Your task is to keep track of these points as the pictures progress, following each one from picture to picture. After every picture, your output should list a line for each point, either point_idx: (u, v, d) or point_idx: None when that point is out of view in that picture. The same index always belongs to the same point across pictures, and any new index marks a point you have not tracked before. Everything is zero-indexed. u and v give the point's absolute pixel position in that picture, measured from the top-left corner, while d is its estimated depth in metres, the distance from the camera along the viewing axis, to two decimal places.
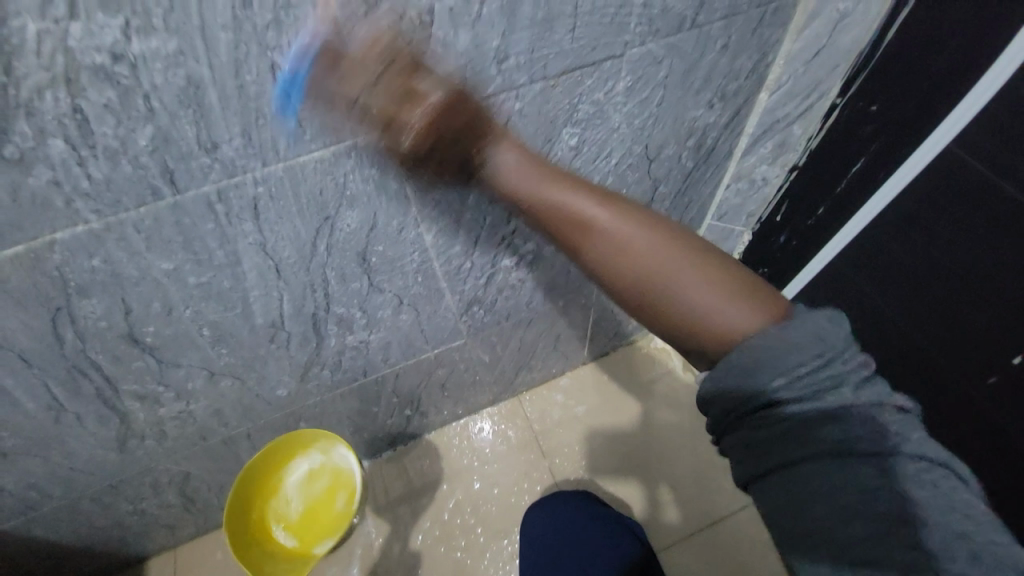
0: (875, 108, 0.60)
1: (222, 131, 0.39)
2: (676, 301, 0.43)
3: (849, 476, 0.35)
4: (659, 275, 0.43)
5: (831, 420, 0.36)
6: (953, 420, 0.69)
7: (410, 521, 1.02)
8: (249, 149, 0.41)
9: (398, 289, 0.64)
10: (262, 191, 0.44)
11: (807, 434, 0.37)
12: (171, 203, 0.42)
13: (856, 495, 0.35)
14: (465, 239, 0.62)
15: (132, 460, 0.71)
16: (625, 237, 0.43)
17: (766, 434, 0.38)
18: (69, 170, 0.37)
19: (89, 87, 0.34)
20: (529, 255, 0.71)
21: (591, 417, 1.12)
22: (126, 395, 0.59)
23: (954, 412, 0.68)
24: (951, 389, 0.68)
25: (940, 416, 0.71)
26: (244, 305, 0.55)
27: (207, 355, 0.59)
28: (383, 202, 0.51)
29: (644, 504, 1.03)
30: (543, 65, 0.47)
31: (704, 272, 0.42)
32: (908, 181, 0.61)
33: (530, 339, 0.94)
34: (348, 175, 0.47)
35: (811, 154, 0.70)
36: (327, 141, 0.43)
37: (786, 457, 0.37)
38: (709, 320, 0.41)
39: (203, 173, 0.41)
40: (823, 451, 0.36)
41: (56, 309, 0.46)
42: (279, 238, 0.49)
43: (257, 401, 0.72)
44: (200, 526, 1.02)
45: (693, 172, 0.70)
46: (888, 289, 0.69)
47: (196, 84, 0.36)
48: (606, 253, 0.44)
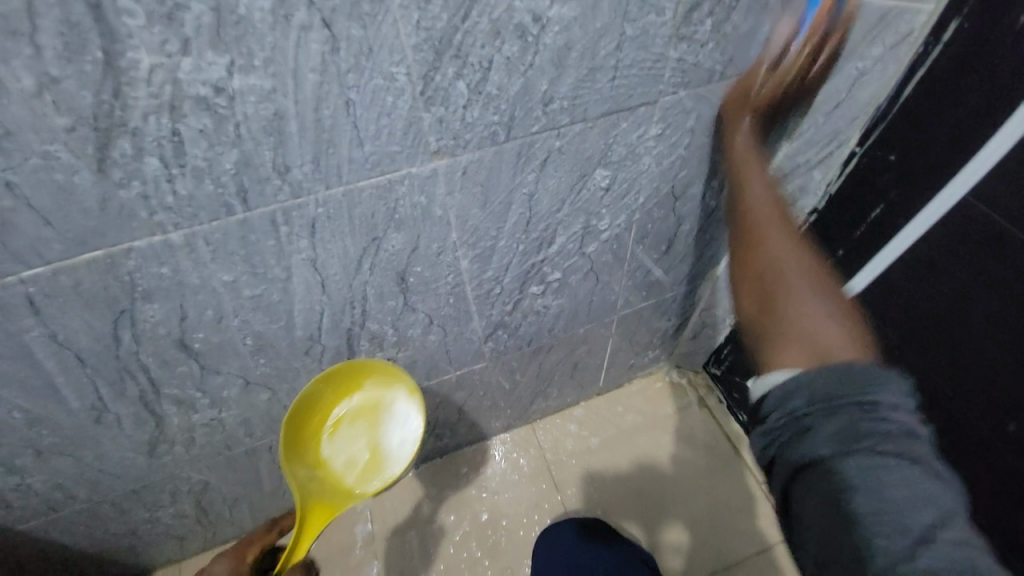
0: (893, 157, 0.64)
1: (295, 157, 0.43)
2: (809, 311, 0.56)
3: (859, 483, 0.40)
4: (784, 292, 0.58)
5: (861, 438, 0.41)
6: (980, 467, 0.67)
7: (417, 547, 1.01)
8: (316, 175, 0.45)
9: (430, 309, 0.67)
10: (322, 212, 0.48)
11: (832, 447, 0.42)
12: (239, 219, 0.46)
13: (884, 510, 0.39)
14: (497, 265, 0.65)
15: (158, 465, 0.72)
16: (781, 258, 0.60)
17: (799, 438, 0.44)
18: (157, 185, 0.41)
19: (189, 114, 0.38)
20: (555, 283, 0.74)
21: (605, 450, 1.11)
22: (166, 398, 0.61)
23: (980, 459, 0.67)
24: (976, 435, 0.66)
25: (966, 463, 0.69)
26: (287, 317, 0.58)
27: (247, 363, 0.61)
28: (427, 225, 0.55)
29: (656, 544, 1.01)
30: (584, 108, 0.51)
31: (822, 306, 0.56)
32: (924, 228, 0.62)
33: (548, 366, 0.96)
34: (399, 200, 0.51)
35: (830, 198, 0.74)
36: (385, 170, 0.47)
37: (810, 456, 0.43)
38: (822, 335, 0.52)
39: (273, 193, 0.45)
40: (841, 459, 0.41)
41: (120, 312, 0.49)
42: (329, 256, 0.53)
43: (285, 413, 0.74)
44: (209, 539, 1.02)
45: (715, 210, 0.74)
46: (907, 333, 0.69)
47: (280, 116, 0.40)
48: (761, 263, 0.62)
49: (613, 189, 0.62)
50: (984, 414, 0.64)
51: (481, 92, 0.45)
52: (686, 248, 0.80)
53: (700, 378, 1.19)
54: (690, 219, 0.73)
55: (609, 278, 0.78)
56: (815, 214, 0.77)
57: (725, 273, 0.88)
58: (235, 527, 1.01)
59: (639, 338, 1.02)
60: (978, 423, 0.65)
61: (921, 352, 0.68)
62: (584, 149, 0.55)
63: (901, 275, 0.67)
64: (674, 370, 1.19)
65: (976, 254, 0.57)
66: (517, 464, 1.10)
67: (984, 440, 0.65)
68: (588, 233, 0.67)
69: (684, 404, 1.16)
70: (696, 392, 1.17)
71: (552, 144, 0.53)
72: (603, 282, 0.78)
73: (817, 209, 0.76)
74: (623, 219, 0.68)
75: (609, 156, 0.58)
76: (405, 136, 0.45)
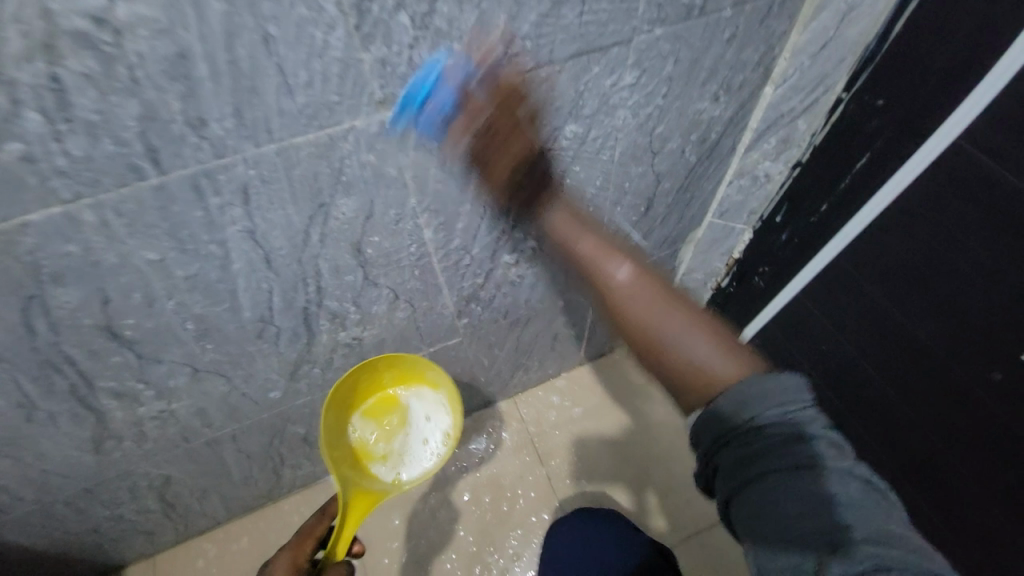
0: (882, 102, 0.60)
1: (212, 109, 0.37)
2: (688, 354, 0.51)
3: (811, 496, 0.39)
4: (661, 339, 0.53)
5: (782, 447, 0.41)
6: (956, 424, 0.66)
7: (400, 528, 0.99)
8: (241, 130, 0.39)
9: (395, 283, 0.62)
10: (254, 174, 0.42)
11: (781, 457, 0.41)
12: (155, 185, 0.40)
13: (797, 516, 0.39)
14: (465, 232, 0.60)
15: (109, 462, 0.67)
16: (653, 325, 0.54)
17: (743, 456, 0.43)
18: (44, 145, 0.35)
19: (68, 54, 0.31)
20: (529, 251, 0.69)
21: (588, 419, 1.10)
22: (103, 392, 0.56)
23: (956, 415, 0.65)
24: (953, 390, 0.65)
25: (942, 421, 0.68)
26: (231, 298, 0.52)
27: (192, 350, 0.56)
28: (381, 189, 0.49)
29: (640, 510, 1.02)
30: (550, 49, 0.45)
31: (710, 333, 0.52)
32: (910, 179, 0.61)
33: (527, 338, 0.92)
34: (345, 159, 0.45)
35: (815, 150, 0.70)
36: (324, 123, 0.41)
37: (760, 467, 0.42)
38: (710, 365, 0.49)
39: (191, 153, 0.39)
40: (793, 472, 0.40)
41: (28, 298, 0.43)
42: (270, 226, 0.47)
43: (244, 400, 0.69)
44: (181, 532, 0.98)
45: (696, 167, 0.70)
46: (891, 286, 0.68)
47: (185, 56, 0.34)
48: (631, 315, 0.55)
49: (586, 144, 0.57)
50: (966, 367, 0.63)
51: (429, 27, 0.39)
52: (665, 209, 0.76)
53: None
54: (670, 177, 0.69)
55: None
56: (798, 168, 0.73)
57: (705, 237, 0.86)
58: (209, 518, 0.98)
59: None
60: (961, 376, 0.63)
61: (905, 305, 0.67)
62: (553, 98, 0.50)
63: (886, 230, 0.66)
64: None
65: (966, 200, 0.57)
66: (499, 438, 1.08)
67: (965, 394, 0.64)
68: (561, 195, 0.62)
69: None
70: None
71: (515, 91, 0.47)
72: None
73: (801, 162, 0.73)
74: (598, 177, 0.63)
75: (581, 106, 0.52)
76: (343, 82, 0.39)
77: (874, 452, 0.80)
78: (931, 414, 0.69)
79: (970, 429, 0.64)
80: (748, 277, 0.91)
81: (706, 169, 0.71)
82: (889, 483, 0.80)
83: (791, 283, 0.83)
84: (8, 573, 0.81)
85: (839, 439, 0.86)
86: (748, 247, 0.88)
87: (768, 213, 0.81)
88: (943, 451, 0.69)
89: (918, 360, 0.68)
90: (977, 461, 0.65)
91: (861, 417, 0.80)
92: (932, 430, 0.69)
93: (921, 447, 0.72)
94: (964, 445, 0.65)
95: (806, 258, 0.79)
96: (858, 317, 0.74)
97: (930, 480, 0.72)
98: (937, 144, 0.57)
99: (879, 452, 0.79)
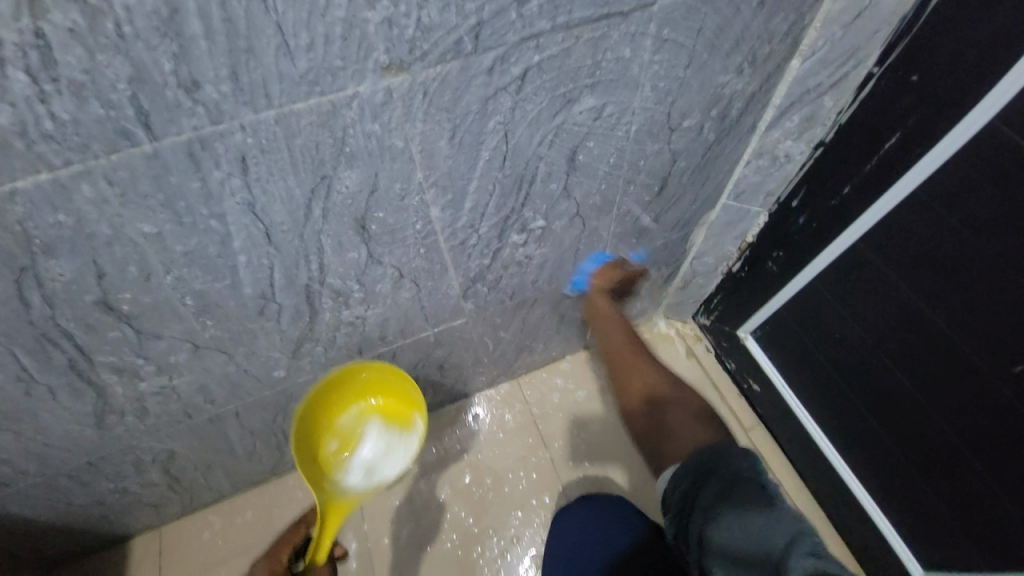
0: (915, 79, 0.57)
1: (207, 70, 0.34)
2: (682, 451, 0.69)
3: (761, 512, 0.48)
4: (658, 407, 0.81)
5: (728, 476, 0.53)
6: (977, 416, 0.64)
7: (404, 505, 1.00)
8: (238, 94, 0.36)
9: (399, 261, 0.60)
10: (253, 142, 0.40)
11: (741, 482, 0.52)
12: (149, 152, 0.38)
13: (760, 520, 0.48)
14: (472, 210, 0.58)
15: (112, 437, 0.67)
16: (658, 388, 0.84)
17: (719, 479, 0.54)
18: (30, 106, 0.32)
19: (51, 6, 0.29)
20: (538, 231, 0.67)
21: (591, 402, 1.10)
22: (103, 367, 0.55)
23: (977, 407, 0.64)
24: (974, 383, 0.63)
25: (960, 412, 0.66)
26: (231, 273, 0.50)
27: (192, 326, 0.54)
28: (385, 162, 0.47)
29: (641, 493, 1.01)
30: (567, 12, 0.42)
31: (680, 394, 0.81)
32: (943, 159, 0.58)
33: (532, 320, 0.91)
34: (348, 128, 0.42)
35: (840, 129, 0.67)
36: (326, 88, 0.39)
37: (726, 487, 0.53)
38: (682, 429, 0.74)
39: (185, 118, 0.36)
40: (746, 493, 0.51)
41: (20, 270, 0.42)
42: (271, 199, 0.45)
43: (247, 378, 0.68)
44: (187, 505, 0.99)
45: (714, 145, 0.67)
46: (916, 273, 0.65)
47: (176, 10, 0.31)
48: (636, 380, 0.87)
49: (601, 119, 0.54)
50: (990, 361, 0.61)
51: None
52: (679, 189, 0.73)
53: (688, 328, 1.15)
54: (686, 156, 0.66)
55: (596, 224, 0.71)
56: (821, 148, 0.70)
57: (718, 219, 0.84)
58: (214, 492, 0.98)
59: (627, 289, 0.97)
60: (983, 370, 0.62)
61: (928, 295, 0.65)
62: (568, 67, 0.47)
63: (913, 215, 0.63)
64: (663, 320, 1.15)
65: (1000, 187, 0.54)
66: (502, 420, 1.08)
67: (986, 388, 0.62)
68: (572, 172, 0.60)
69: (671, 355, 1.13)
70: (684, 342, 1.13)
71: (529, 59, 0.44)
72: (590, 229, 0.72)
73: (824, 142, 0.70)
74: (612, 154, 0.60)
75: (597, 77, 0.49)
76: (346, 44, 0.37)
77: (886, 444, 0.79)
78: (949, 408, 0.67)
79: (990, 424, 0.63)
80: (760, 262, 0.89)
81: (723, 148, 0.68)
82: (898, 477, 0.78)
83: (806, 269, 0.81)
84: (17, 541, 0.83)
85: (849, 430, 0.85)
86: (762, 230, 0.86)
87: (786, 195, 0.78)
88: (959, 447, 0.68)
89: (939, 351, 0.66)
90: (996, 459, 0.63)
91: (874, 408, 0.78)
92: (948, 422, 0.68)
93: (936, 441, 0.70)
94: (983, 437, 0.64)
95: (823, 245, 0.76)
96: (878, 305, 0.72)
97: (944, 477, 0.71)
98: (969, 127, 0.54)
99: (891, 444, 0.78)
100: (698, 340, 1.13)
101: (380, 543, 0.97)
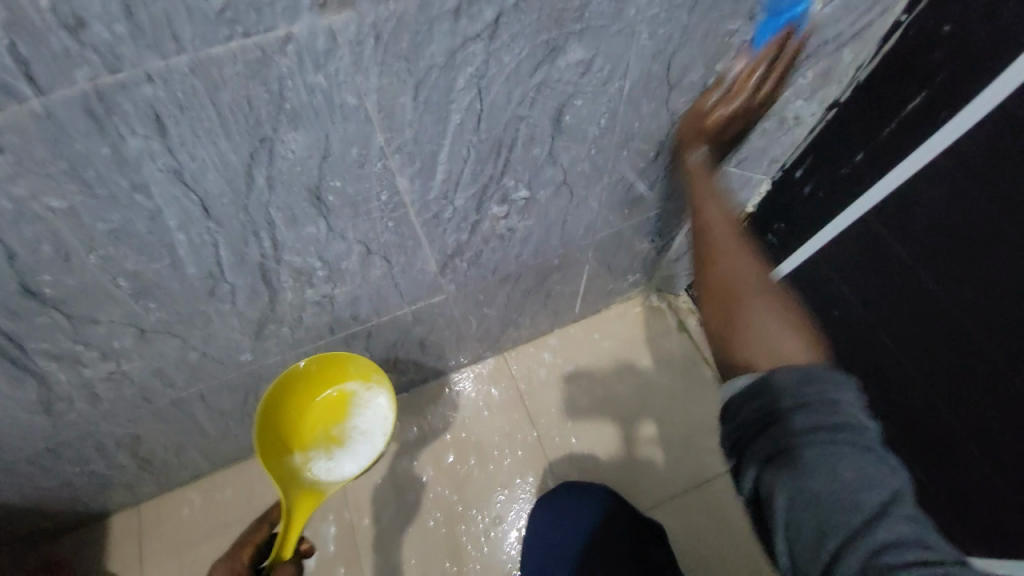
0: (948, 29, 0.49)
1: (91, 2, 0.27)
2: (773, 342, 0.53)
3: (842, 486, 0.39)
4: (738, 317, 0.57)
5: (844, 432, 0.40)
6: (977, 406, 0.61)
7: (388, 482, 0.98)
8: (138, 35, 0.29)
9: (364, 237, 0.54)
10: (167, 97, 0.33)
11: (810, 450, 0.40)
12: (36, 109, 0.31)
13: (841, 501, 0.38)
14: (444, 178, 0.51)
15: (65, 424, 0.62)
16: (737, 287, 0.60)
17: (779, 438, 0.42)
18: None
19: None
20: (520, 201, 0.61)
21: (580, 376, 1.07)
22: (37, 355, 0.49)
23: (978, 397, 0.60)
24: (978, 373, 0.59)
25: (960, 400, 0.63)
26: (168, 252, 0.44)
27: (132, 309, 0.49)
28: (337, 122, 0.40)
29: (629, 465, 1.01)
30: None
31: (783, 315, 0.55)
32: (968, 127, 0.51)
33: (518, 295, 0.86)
34: (285, 80, 0.35)
35: (857, 88, 0.61)
36: (252, 29, 0.32)
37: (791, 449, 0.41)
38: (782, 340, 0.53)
39: (75, 65, 0.30)
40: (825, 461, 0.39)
41: None
42: (201, 166, 0.38)
43: (207, 361, 0.63)
44: (165, 483, 0.96)
45: (716, 105, 0.60)
46: (922, 255, 0.60)
47: None
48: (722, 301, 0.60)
49: (590, 73, 0.47)
50: (1000, 350, 0.56)
51: None
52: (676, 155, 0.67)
53: (681, 301, 1.12)
54: (686, 116, 0.60)
55: (585, 193, 0.65)
56: (835, 109, 0.64)
57: None
58: (191, 470, 0.96)
59: (618, 262, 0.92)
60: (995, 361, 0.57)
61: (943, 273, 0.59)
62: (551, 8, 0.40)
63: (937, 184, 0.56)
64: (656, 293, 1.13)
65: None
66: (487, 396, 1.05)
67: (993, 379, 0.58)
68: (558, 135, 0.53)
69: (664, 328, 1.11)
70: (677, 314, 1.12)
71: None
72: (578, 199, 0.66)
73: (839, 102, 0.63)
74: (603, 115, 0.54)
75: (585, 21, 0.42)
76: None
77: (877, 423, 0.77)
78: (950, 396, 0.64)
79: (985, 411, 0.60)
80: (760, 233, 0.84)
81: (725, 109, 0.62)
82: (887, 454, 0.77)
83: (809, 243, 0.76)
84: None
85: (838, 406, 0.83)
86: (763, 201, 0.80)
87: (792, 162, 0.72)
88: (953, 430, 0.66)
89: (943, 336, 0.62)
90: (990, 444, 0.61)
91: (869, 391, 0.76)
92: (948, 409, 0.66)
93: (930, 424, 0.68)
94: (982, 427, 0.62)
95: (829, 216, 0.71)
96: (880, 288, 0.68)
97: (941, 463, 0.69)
98: (997, 92, 0.48)
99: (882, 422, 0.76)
100: (692, 313, 1.11)
101: (365, 519, 0.96)
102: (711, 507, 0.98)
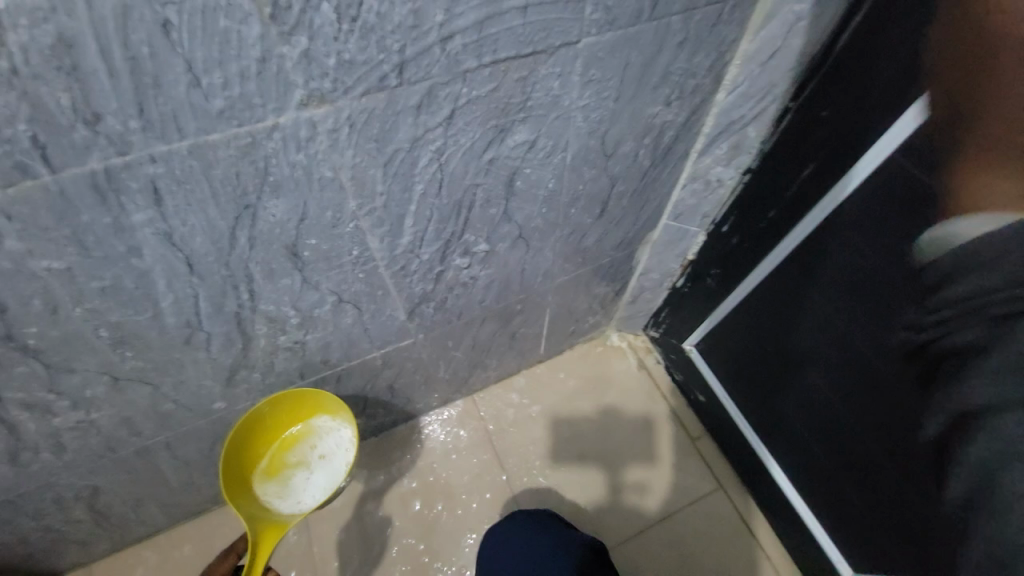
0: (826, 114, 0.61)
1: (110, 103, 0.33)
2: None
3: None
4: None
5: None
6: (899, 435, 0.66)
7: (356, 529, 0.97)
8: (146, 126, 0.35)
9: (337, 287, 0.59)
10: (165, 173, 0.38)
11: None
12: (48, 184, 0.36)
13: None
14: (411, 235, 0.58)
15: (23, 477, 0.62)
16: None
17: None
18: None
19: None
20: (482, 253, 0.67)
21: (547, 417, 1.11)
22: (9, 405, 0.51)
23: (898, 425, 0.65)
24: (895, 402, 0.65)
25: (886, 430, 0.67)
26: (152, 303, 0.48)
27: (109, 357, 0.52)
28: (314, 190, 0.46)
29: (596, 506, 1.03)
30: (493, 48, 0.43)
31: None
32: (852, 187, 0.61)
33: (484, 337, 0.91)
34: (270, 157, 0.41)
35: (764, 157, 0.71)
36: (245, 120, 0.38)
37: None
38: None
39: (88, 150, 0.35)
40: None
41: None
42: (189, 228, 0.43)
43: (176, 408, 0.65)
44: (117, 541, 0.92)
45: (650, 170, 0.70)
46: (835, 293, 0.68)
47: (69, 43, 0.30)
48: None
49: (536, 147, 0.56)
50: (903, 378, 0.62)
51: (357, 22, 0.36)
52: (619, 211, 0.76)
53: (639, 341, 1.20)
54: (624, 180, 0.69)
55: (540, 245, 0.73)
56: (749, 174, 0.74)
57: (661, 239, 0.88)
58: (147, 526, 0.92)
59: (578, 304, 0.99)
60: (915, 401, 0.61)
61: (866, 317, 0.65)
62: (499, 98, 0.48)
63: (851, 231, 0.63)
64: (615, 334, 1.20)
65: (941, 209, 0.52)
66: (456, 438, 1.07)
67: (907, 407, 0.63)
68: (512, 197, 0.61)
69: (624, 368, 1.17)
70: (636, 354, 1.19)
71: (458, 92, 0.45)
72: (534, 250, 0.73)
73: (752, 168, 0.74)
74: (550, 180, 0.62)
75: (528, 109, 0.51)
76: (263, 80, 0.36)
77: (816, 455, 0.84)
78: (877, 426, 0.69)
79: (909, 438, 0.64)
80: (701, 278, 0.93)
81: (658, 173, 0.72)
82: (829, 487, 0.83)
83: (743, 283, 0.84)
84: None
85: (784, 439, 0.90)
86: (701, 249, 0.90)
87: (719, 218, 0.83)
88: (886, 468, 0.70)
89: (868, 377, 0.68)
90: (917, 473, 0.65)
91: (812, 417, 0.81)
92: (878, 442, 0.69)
93: (864, 452, 0.72)
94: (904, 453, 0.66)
95: (756, 259, 0.79)
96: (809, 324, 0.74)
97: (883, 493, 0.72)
98: (872, 160, 0.57)
99: (821, 455, 0.82)
100: (649, 352, 1.19)
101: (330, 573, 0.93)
102: (674, 543, 1.00)
